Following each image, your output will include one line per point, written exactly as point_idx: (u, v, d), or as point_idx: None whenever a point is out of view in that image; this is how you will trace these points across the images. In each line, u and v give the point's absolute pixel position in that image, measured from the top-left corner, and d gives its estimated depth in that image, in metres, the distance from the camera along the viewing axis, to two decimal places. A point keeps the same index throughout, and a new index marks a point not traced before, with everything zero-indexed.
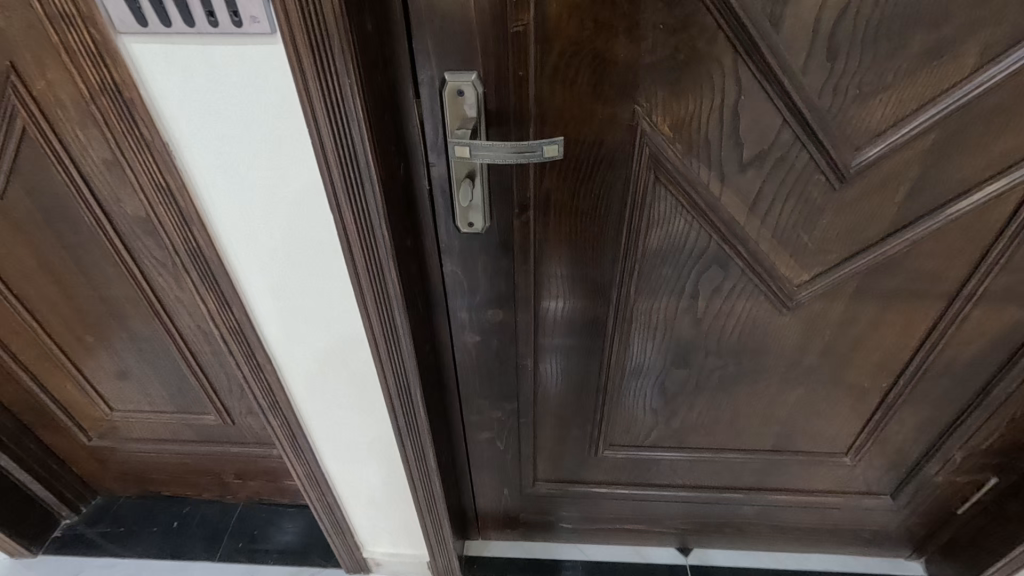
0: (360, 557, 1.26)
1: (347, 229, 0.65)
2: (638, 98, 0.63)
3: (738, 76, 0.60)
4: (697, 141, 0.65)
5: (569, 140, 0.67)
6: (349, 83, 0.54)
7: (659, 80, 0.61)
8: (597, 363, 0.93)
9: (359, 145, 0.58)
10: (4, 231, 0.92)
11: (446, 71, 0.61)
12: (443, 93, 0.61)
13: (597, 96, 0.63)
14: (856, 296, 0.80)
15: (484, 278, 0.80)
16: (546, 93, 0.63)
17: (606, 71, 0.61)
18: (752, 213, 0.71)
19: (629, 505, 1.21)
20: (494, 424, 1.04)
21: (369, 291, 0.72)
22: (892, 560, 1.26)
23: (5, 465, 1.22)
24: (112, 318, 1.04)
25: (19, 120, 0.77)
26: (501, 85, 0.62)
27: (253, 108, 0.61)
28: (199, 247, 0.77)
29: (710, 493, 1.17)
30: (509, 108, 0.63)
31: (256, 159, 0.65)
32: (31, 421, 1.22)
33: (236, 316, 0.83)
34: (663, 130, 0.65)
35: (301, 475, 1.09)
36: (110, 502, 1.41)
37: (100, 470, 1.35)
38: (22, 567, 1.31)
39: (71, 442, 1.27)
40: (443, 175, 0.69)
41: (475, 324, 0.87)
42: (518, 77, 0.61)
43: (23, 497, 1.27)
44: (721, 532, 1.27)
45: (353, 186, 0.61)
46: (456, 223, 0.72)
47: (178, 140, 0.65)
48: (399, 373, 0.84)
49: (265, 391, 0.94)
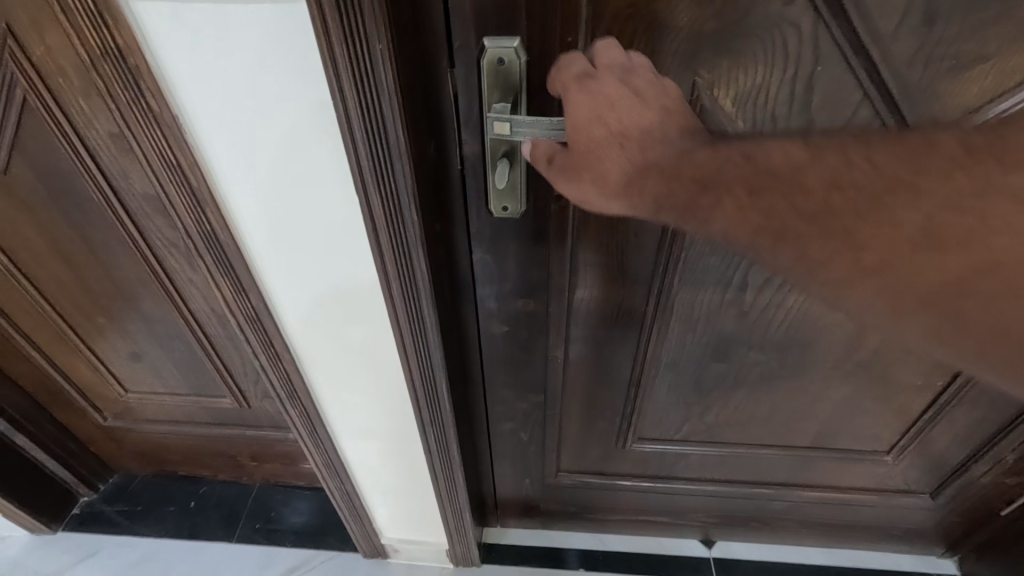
0: (377, 543, 1.24)
1: (373, 213, 0.60)
2: (700, 68, 0.56)
3: (817, 43, 0.53)
4: (762, 118, 0.58)
5: None
6: (380, 48, 0.48)
7: (723, 49, 0.54)
8: (630, 356, 0.88)
9: (389, 120, 0.53)
10: (8, 208, 0.87)
11: (485, 37, 0.54)
12: (482, 62, 0.55)
13: (652, 67, 0.56)
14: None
15: (515, 265, 0.75)
16: None
17: (666, 37, 0.54)
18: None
19: (654, 498, 1.18)
20: (519, 415, 1.00)
21: (395, 279, 0.67)
22: (922, 556, 1.24)
23: (21, 444, 1.20)
24: (123, 298, 1.00)
25: (18, 89, 0.72)
26: (547, 53, 0.55)
27: (272, 77, 0.56)
28: (211, 230, 0.72)
29: (740, 488, 1.13)
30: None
31: (275, 133, 0.60)
32: (46, 400, 1.20)
33: (252, 303, 0.79)
34: (724, 108, 0.58)
35: (319, 463, 1.07)
36: (126, 481, 1.40)
37: (117, 450, 1.33)
38: (42, 543, 1.31)
39: (86, 422, 1.26)
40: (477, 153, 0.63)
41: (503, 313, 0.82)
42: (566, 44, 0.55)
43: (41, 476, 1.26)
44: (747, 527, 1.24)
45: (381, 165, 0.56)
46: (489, 208, 0.67)
47: (190, 112, 0.59)
48: (425, 363, 0.80)
49: (282, 379, 0.90)
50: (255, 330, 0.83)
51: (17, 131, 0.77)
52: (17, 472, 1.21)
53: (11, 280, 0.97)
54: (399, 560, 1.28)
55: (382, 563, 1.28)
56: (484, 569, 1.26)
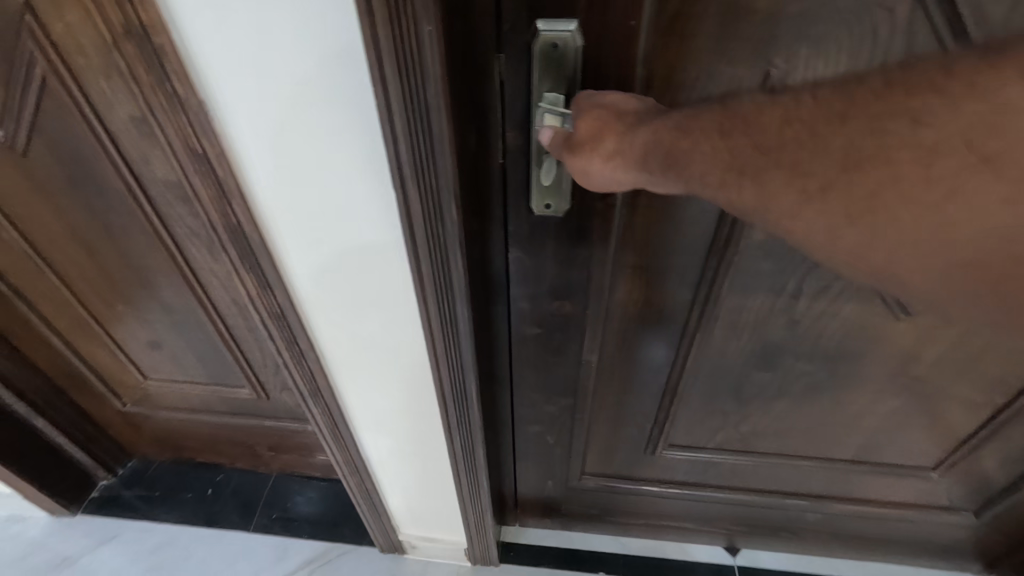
0: (395, 539, 1.22)
1: (410, 208, 0.57)
2: (774, 57, 0.51)
3: (912, 32, 0.47)
4: None
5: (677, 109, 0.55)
6: (427, 31, 0.45)
7: (801, 34, 0.49)
8: (667, 362, 0.84)
9: (433, 107, 0.50)
10: (27, 192, 0.85)
11: (540, 19, 0.50)
12: (534, 46, 0.51)
13: (721, 54, 0.51)
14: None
15: (553, 266, 0.71)
16: (658, 50, 0.51)
17: (740, 22, 0.49)
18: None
19: (681, 503, 1.14)
20: (546, 418, 0.96)
21: (429, 279, 0.64)
22: (958, 573, 1.19)
23: (41, 428, 1.19)
24: (143, 286, 0.98)
25: (37, 68, 0.68)
26: (605, 37, 0.50)
27: (305, 60, 0.52)
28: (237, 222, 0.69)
29: (773, 499, 1.08)
30: (612, 67, 0.52)
31: (306, 120, 0.57)
32: (65, 385, 1.18)
33: (276, 299, 0.76)
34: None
35: (340, 460, 1.05)
36: (144, 466, 1.39)
37: (136, 434, 1.32)
38: (62, 526, 1.30)
39: (105, 407, 1.25)
40: (520, 146, 0.59)
41: (536, 315, 0.78)
42: (629, 28, 0.49)
43: (60, 460, 1.25)
44: (775, 536, 1.19)
45: (422, 158, 0.53)
46: (530, 206, 0.63)
47: (216, 99, 0.56)
48: (455, 365, 0.77)
49: (305, 374, 0.88)
50: (280, 326, 0.80)
51: (36, 112, 0.74)
52: (37, 455, 1.20)
53: (30, 264, 0.95)
54: (417, 556, 1.26)
55: (399, 559, 1.26)
56: (503, 568, 1.23)
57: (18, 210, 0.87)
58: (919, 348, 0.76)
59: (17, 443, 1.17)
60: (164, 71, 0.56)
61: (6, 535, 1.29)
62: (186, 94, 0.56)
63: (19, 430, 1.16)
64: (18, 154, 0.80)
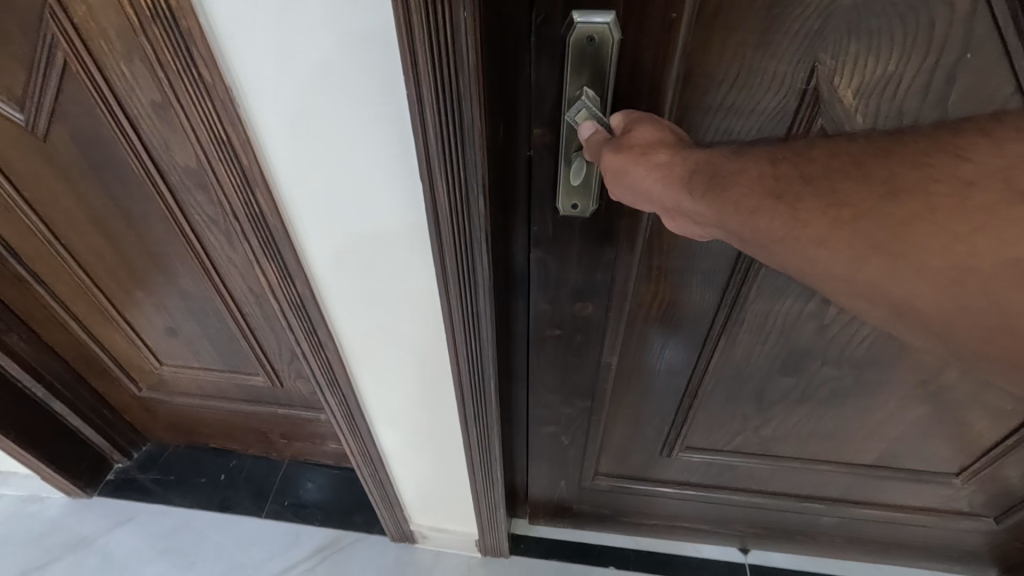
0: (406, 528, 1.22)
1: (437, 203, 0.56)
2: (823, 51, 0.48)
3: (971, 26, 0.45)
4: (886, 112, 0.51)
5: (715, 108, 0.53)
6: (463, 21, 0.44)
7: (853, 26, 0.47)
8: (687, 364, 0.82)
9: (466, 98, 0.49)
10: (47, 175, 0.84)
11: (575, 10, 0.48)
12: (570, 39, 0.49)
13: (764, 48, 0.49)
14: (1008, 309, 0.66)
15: (576, 267, 0.70)
16: (699, 44, 0.49)
17: (788, 14, 0.47)
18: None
19: (694, 505, 1.13)
20: (562, 418, 0.95)
21: (453, 274, 0.64)
22: None
23: (59, 410, 1.20)
24: (160, 271, 0.97)
25: (59, 52, 0.67)
26: (644, 30, 0.48)
27: (336, 43, 0.53)
28: (260, 211, 0.69)
29: (790, 503, 1.07)
30: (648, 60, 0.50)
31: (335, 104, 0.57)
32: (83, 368, 1.19)
33: (297, 287, 0.77)
34: (842, 99, 0.50)
35: (354, 450, 1.05)
36: (159, 450, 1.40)
37: (150, 420, 1.33)
38: (78, 507, 1.31)
39: (122, 392, 1.25)
40: (547, 144, 0.58)
41: (557, 317, 0.77)
42: (670, 20, 0.47)
43: (77, 442, 1.26)
44: (790, 538, 1.18)
45: (450, 151, 0.52)
46: (557, 205, 0.62)
47: (244, 82, 0.57)
48: (474, 359, 0.76)
49: (323, 364, 0.88)
50: (299, 315, 0.81)
51: (58, 97, 0.73)
52: (54, 437, 1.21)
53: (47, 248, 0.95)
54: (428, 546, 1.26)
55: (411, 548, 1.26)
56: (514, 561, 1.23)
57: (38, 194, 0.87)
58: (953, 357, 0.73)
59: (37, 425, 1.17)
60: (190, 55, 0.56)
61: (23, 516, 1.30)
62: (213, 80, 0.57)
63: (38, 411, 1.17)
64: (38, 139, 0.79)
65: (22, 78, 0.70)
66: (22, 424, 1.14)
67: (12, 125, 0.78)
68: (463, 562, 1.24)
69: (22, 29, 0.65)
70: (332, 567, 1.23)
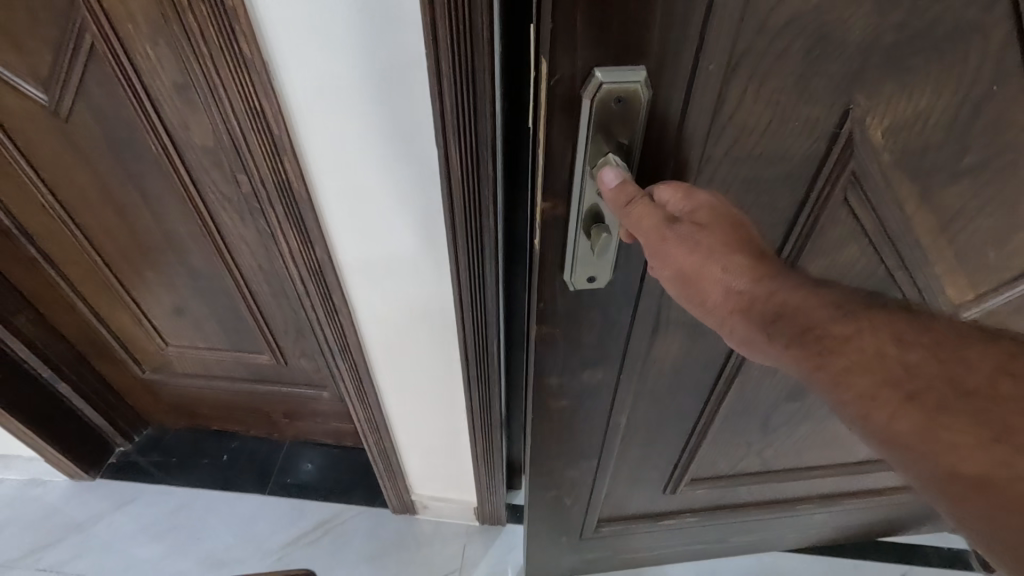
0: (408, 500, 1.25)
1: (450, 168, 0.61)
2: (858, 95, 0.46)
3: (1001, 60, 0.45)
4: (911, 146, 0.50)
5: (740, 157, 0.49)
6: (480, 2, 0.49)
7: (890, 66, 0.45)
8: (699, 394, 0.81)
9: (479, 72, 0.54)
10: (61, 153, 0.82)
11: (600, 67, 0.41)
12: (593, 105, 0.43)
13: (803, 93, 0.46)
14: (1012, 324, 0.68)
15: (590, 340, 0.65)
16: (731, 96, 0.45)
17: (826, 58, 0.44)
18: (950, 240, 0.58)
19: (693, 533, 1.13)
20: (564, 482, 0.90)
21: (462, 241, 0.68)
22: (937, 535, 1.28)
23: (62, 391, 1.19)
24: (171, 249, 0.95)
25: (88, 34, 0.65)
26: (676, 83, 0.43)
27: (371, 27, 0.55)
28: (286, 179, 0.70)
29: (781, 508, 1.10)
30: (677, 109, 0.45)
31: (364, 85, 0.60)
32: (88, 350, 1.18)
33: (317, 255, 0.78)
34: (873, 139, 0.49)
35: (362, 418, 1.07)
36: (161, 434, 1.39)
37: (153, 402, 1.32)
38: (82, 489, 1.31)
39: (126, 375, 1.24)
40: (560, 218, 0.51)
41: (564, 387, 0.71)
42: (705, 71, 0.43)
43: (80, 425, 1.25)
44: (784, 541, 1.21)
45: (464, 118, 0.57)
46: (572, 279, 0.55)
47: (281, 61, 0.59)
48: (479, 323, 0.80)
49: (337, 334, 0.91)
50: (316, 281, 0.82)
51: (82, 78, 0.71)
52: (57, 421, 1.20)
53: (60, 226, 0.93)
54: (428, 517, 1.29)
55: (412, 519, 1.30)
56: (511, 529, 1.28)
57: (52, 173, 0.85)
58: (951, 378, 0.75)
59: (42, 409, 1.16)
60: (230, 32, 0.57)
61: (26, 498, 1.29)
62: (249, 54, 0.58)
63: (43, 395, 1.16)
64: (59, 120, 0.77)
65: (47, 59, 0.69)
66: (27, 406, 1.14)
67: (35, 109, 0.76)
68: (461, 531, 1.28)
69: (52, 11, 0.64)
70: (334, 541, 1.26)
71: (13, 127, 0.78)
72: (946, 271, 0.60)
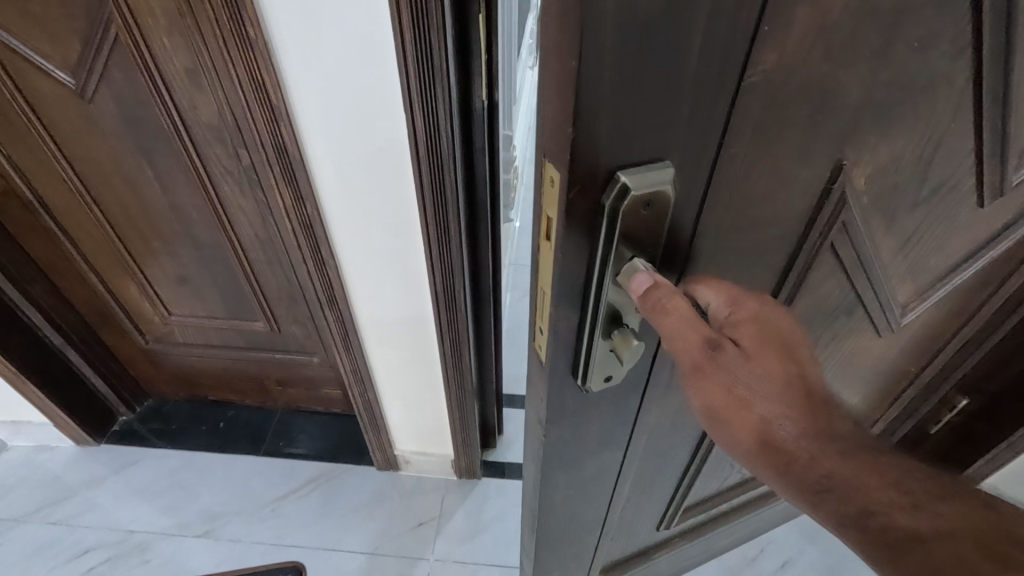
0: (390, 454, 1.32)
1: (415, 135, 0.68)
2: (849, 151, 0.48)
3: (960, 102, 0.49)
4: (885, 186, 0.54)
5: (743, 225, 0.49)
6: None
7: (876, 122, 0.47)
8: (689, 442, 0.77)
9: (437, 51, 0.61)
10: (80, 125, 0.83)
11: (624, 170, 0.37)
12: (623, 214, 0.38)
13: (803, 153, 0.46)
14: (938, 310, 0.79)
15: (596, 430, 0.58)
16: (744, 168, 0.43)
17: (824, 118, 0.44)
18: (904, 252, 0.65)
19: (686, 553, 1.10)
20: (569, 555, 0.79)
21: (428, 199, 0.75)
22: None
23: (71, 360, 1.20)
24: (177, 222, 0.96)
25: (113, 26, 0.69)
26: (699, 165, 0.41)
27: (354, 13, 0.60)
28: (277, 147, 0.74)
29: (757, 508, 1.11)
30: (696, 189, 0.42)
31: (348, 66, 0.65)
32: (96, 320, 1.20)
33: (308, 211, 0.81)
34: (858, 186, 0.52)
35: (346, 368, 1.11)
36: (161, 404, 1.42)
37: (156, 373, 1.33)
38: (86, 455, 1.33)
39: (131, 346, 1.25)
40: (576, 323, 0.45)
41: (569, 480, 0.63)
42: (726, 153, 0.41)
43: (86, 393, 1.26)
44: (755, 533, 1.23)
45: (425, 89, 0.64)
46: (591, 382, 0.49)
47: (277, 41, 0.63)
48: (446, 275, 0.86)
49: (325, 288, 0.93)
50: (306, 234, 0.84)
51: (108, 58, 0.73)
52: (66, 388, 1.21)
53: (74, 194, 0.93)
54: (410, 472, 1.36)
55: (395, 474, 1.36)
56: (486, 481, 1.35)
57: (69, 143, 0.85)
58: (884, 355, 0.86)
59: (54, 374, 1.18)
60: (238, 15, 0.61)
61: (33, 464, 1.32)
62: (253, 35, 0.62)
63: (54, 361, 1.17)
64: (84, 100, 0.79)
65: (78, 46, 0.72)
66: (42, 368, 1.15)
67: (59, 87, 0.78)
68: (441, 484, 1.35)
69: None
70: (323, 494, 1.32)
71: (41, 104, 0.80)
72: (898, 277, 0.68)
